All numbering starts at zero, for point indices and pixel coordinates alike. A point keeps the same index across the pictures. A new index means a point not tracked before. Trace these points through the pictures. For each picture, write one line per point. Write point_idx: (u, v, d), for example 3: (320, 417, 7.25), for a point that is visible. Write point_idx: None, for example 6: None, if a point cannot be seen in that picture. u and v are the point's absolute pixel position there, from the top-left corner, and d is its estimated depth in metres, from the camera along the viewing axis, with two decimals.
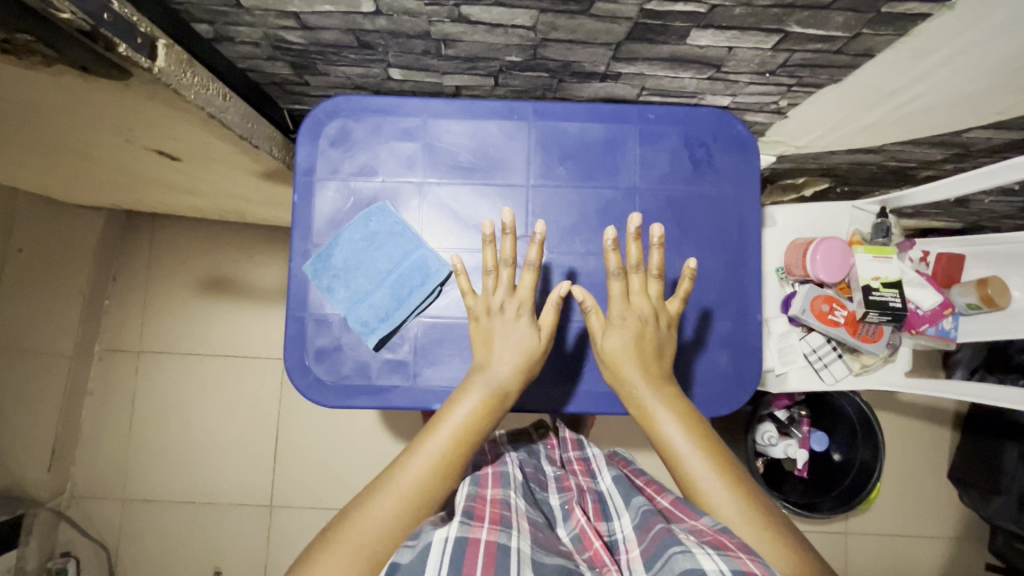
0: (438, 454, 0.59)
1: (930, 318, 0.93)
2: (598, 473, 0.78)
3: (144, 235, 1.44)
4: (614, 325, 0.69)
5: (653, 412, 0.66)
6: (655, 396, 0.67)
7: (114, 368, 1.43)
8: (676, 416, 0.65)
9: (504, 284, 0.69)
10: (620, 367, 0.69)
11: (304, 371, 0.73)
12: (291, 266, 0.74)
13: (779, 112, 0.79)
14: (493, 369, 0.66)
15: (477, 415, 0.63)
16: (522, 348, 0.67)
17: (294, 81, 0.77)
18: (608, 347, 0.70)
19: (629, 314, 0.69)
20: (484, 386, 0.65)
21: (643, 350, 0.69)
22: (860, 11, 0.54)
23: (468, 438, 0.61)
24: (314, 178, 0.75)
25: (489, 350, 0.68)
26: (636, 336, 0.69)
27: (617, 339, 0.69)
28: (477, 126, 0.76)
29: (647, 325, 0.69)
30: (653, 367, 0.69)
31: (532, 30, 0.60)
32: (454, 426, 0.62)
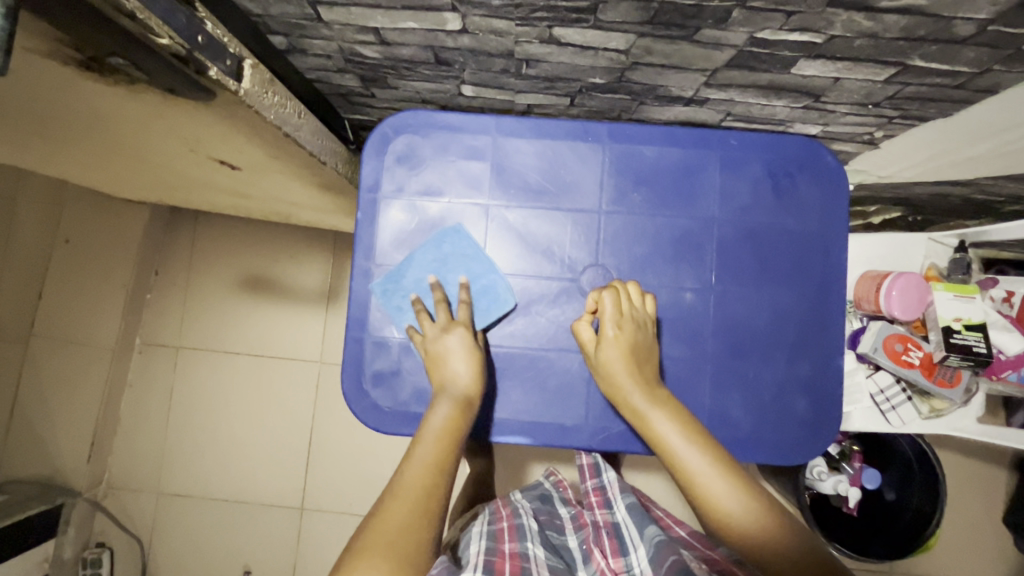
0: (429, 459, 0.59)
1: (1014, 363, 0.87)
2: (612, 501, 0.75)
3: (186, 231, 1.44)
4: (608, 339, 0.65)
5: (651, 416, 0.62)
6: (651, 401, 0.63)
7: (152, 362, 1.43)
8: (671, 414, 0.62)
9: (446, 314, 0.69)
10: (614, 377, 0.64)
11: (361, 395, 0.71)
12: (352, 287, 0.72)
13: (871, 142, 0.74)
14: (453, 385, 0.65)
15: (451, 422, 0.62)
16: (468, 358, 0.66)
17: (359, 93, 0.74)
18: (606, 356, 0.65)
19: (614, 324, 0.65)
20: (453, 396, 0.64)
21: (637, 361, 0.65)
22: (997, 48, 0.49)
23: (450, 442, 0.61)
24: (379, 196, 0.73)
25: (444, 372, 0.66)
26: (630, 346, 0.65)
27: (614, 351, 0.65)
28: (549, 147, 0.73)
29: (632, 331, 0.66)
30: (646, 372, 0.65)
31: (624, 53, 0.57)
32: (432, 432, 0.61)
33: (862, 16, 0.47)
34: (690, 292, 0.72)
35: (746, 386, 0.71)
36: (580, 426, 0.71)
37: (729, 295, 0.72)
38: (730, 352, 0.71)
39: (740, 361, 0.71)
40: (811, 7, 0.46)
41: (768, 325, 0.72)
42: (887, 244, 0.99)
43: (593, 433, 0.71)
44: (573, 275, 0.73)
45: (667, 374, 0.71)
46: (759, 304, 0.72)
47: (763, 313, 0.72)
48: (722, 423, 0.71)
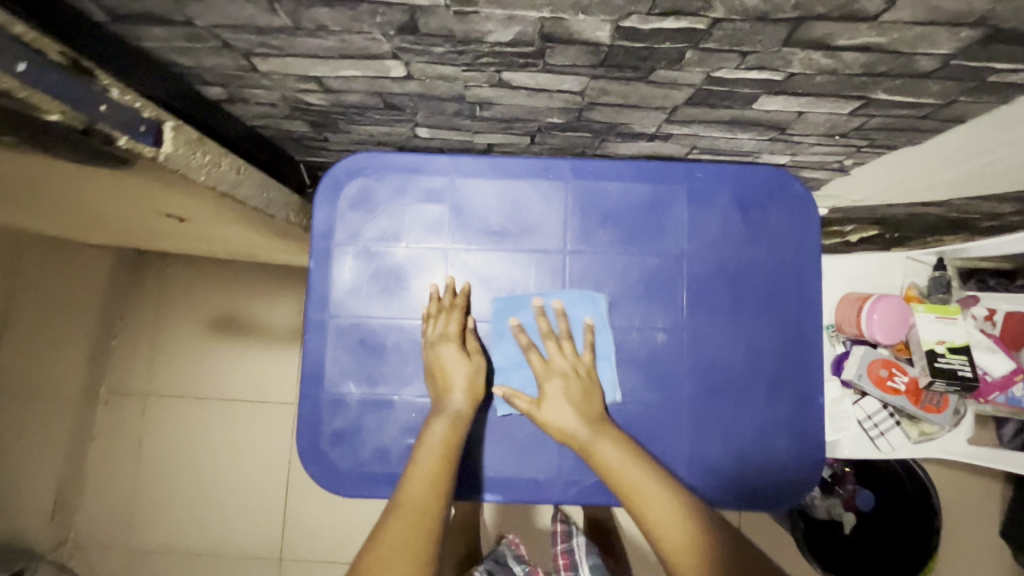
0: (428, 478, 0.59)
1: (1000, 385, 0.85)
2: None
3: (154, 272, 1.39)
4: (554, 374, 0.65)
5: (594, 448, 0.61)
6: (595, 433, 0.62)
7: (119, 411, 1.37)
8: (613, 439, 0.62)
9: (444, 324, 0.67)
10: (554, 411, 0.64)
11: (319, 457, 0.68)
12: (306, 342, 0.69)
13: (842, 170, 0.72)
14: (449, 405, 0.64)
15: (450, 441, 0.62)
16: (466, 375, 0.65)
17: (311, 137, 0.71)
18: (545, 411, 0.64)
19: (552, 377, 0.65)
20: (450, 414, 0.63)
21: (581, 404, 0.64)
22: (962, 80, 0.47)
23: (446, 459, 0.61)
24: (333, 245, 0.70)
25: (443, 387, 0.65)
26: (574, 390, 0.65)
27: (557, 389, 0.65)
28: (511, 186, 0.70)
29: (571, 377, 0.66)
30: (593, 405, 0.64)
31: (580, 95, 0.54)
32: (429, 449, 0.61)
33: (822, 54, 0.44)
34: (662, 332, 0.69)
35: (727, 429, 0.68)
36: (555, 477, 0.68)
37: (703, 334, 0.69)
38: (707, 394, 0.68)
39: (719, 403, 0.68)
40: (767, 48, 0.44)
41: (744, 363, 0.69)
42: (866, 265, 0.97)
43: (568, 486, 0.68)
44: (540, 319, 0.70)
45: (644, 420, 0.68)
46: (735, 342, 0.69)
47: (739, 351, 0.69)
48: (703, 469, 0.67)
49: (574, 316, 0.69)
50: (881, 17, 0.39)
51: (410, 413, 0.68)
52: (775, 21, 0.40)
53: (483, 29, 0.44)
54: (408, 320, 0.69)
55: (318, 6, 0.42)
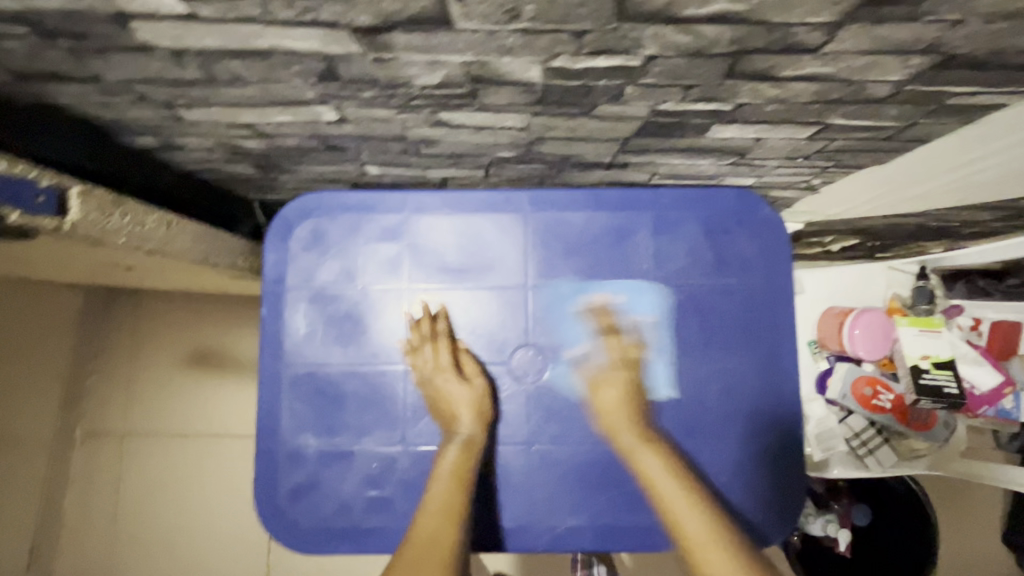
0: (442, 503, 0.57)
1: (989, 399, 0.81)
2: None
3: (128, 307, 1.33)
4: (608, 378, 0.64)
5: (635, 455, 0.59)
6: (638, 438, 0.60)
7: (98, 453, 1.31)
8: (657, 449, 0.59)
9: (439, 355, 0.65)
10: (607, 413, 0.62)
11: (277, 514, 0.65)
12: (261, 394, 0.66)
13: (811, 189, 0.69)
14: (454, 427, 0.62)
15: (459, 466, 0.60)
16: (471, 402, 0.63)
17: (259, 178, 0.68)
18: (602, 397, 0.64)
19: (615, 367, 0.65)
20: (460, 441, 0.62)
21: (634, 401, 0.63)
22: (921, 104, 0.44)
23: (461, 487, 0.59)
24: (286, 289, 0.67)
25: (447, 415, 0.63)
26: (626, 393, 0.63)
27: (613, 395, 0.63)
28: (468, 221, 0.68)
29: (629, 372, 0.65)
30: (641, 408, 0.63)
31: (525, 131, 0.52)
32: (441, 477, 0.60)
33: (768, 85, 0.42)
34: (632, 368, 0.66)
35: (703, 468, 0.65)
36: (526, 524, 0.65)
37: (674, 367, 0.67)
38: (681, 432, 0.66)
39: (693, 441, 0.66)
40: (709, 80, 0.41)
41: (718, 395, 0.67)
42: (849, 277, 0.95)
43: (540, 533, 0.65)
44: (503, 359, 0.67)
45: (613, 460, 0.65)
46: (707, 373, 0.67)
47: (712, 383, 0.67)
48: None
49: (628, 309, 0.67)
50: (824, 49, 0.36)
51: (372, 463, 0.65)
52: (711, 57, 0.38)
53: (408, 73, 0.41)
54: (367, 365, 0.67)
55: (228, 58, 0.40)
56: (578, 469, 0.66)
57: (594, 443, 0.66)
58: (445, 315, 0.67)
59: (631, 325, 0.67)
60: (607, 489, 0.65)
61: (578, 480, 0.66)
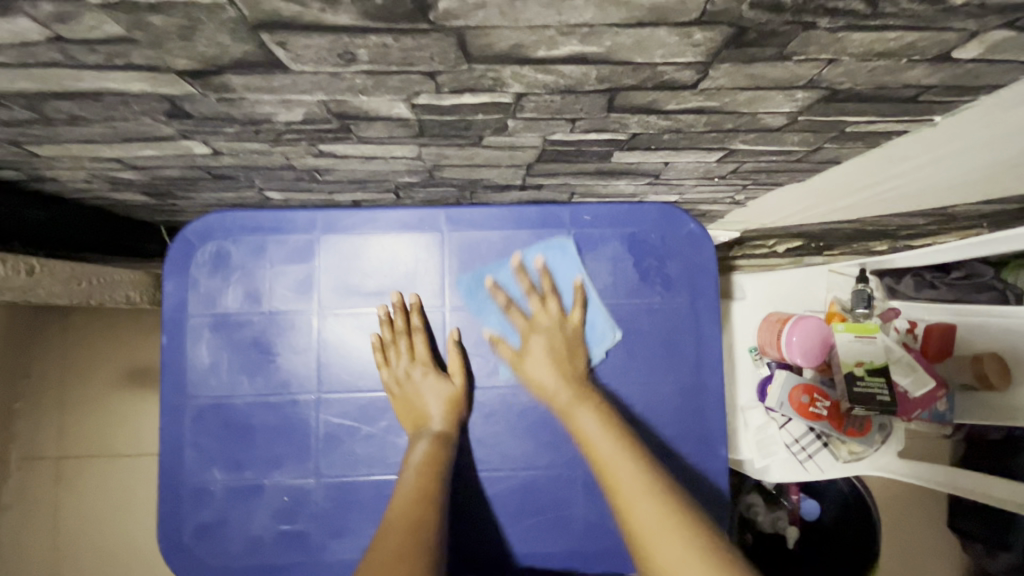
0: (414, 487, 0.56)
1: (921, 403, 0.81)
2: None
3: (59, 323, 1.22)
4: (529, 344, 0.63)
5: (574, 412, 0.58)
6: (575, 398, 0.59)
7: (35, 478, 1.20)
8: (594, 410, 0.57)
9: (408, 351, 0.64)
10: (551, 385, 0.61)
11: (183, 553, 0.62)
12: (163, 429, 0.63)
13: (738, 203, 0.68)
14: (426, 422, 0.61)
15: (430, 459, 0.58)
16: (443, 396, 0.63)
17: (155, 204, 0.64)
18: (528, 369, 0.62)
19: (534, 334, 0.63)
20: (433, 436, 0.61)
21: (562, 363, 0.62)
22: (820, 132, 0.42)
23: (434, 477, 0.57)
24: (187, 316, 0.64)
25: (418, 412, 0.62)
26: (552, 352, 0.62)
27: (539, 353, 0.62)
28: (383, 243, 0.65)
29: (551, 333, 0.63)
30: (576, 369, 0.62)
31: (419, 159, 0.48)
32: (412, 469, 0.58)
33: (656, 117, 0.39)
34: None
35: None
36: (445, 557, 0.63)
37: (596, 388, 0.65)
38: None
39: None
40: (592, 114, 0.38)
41: (642, 415, 0.65)
42: (791, 282, 0.94)
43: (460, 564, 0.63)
44: None
45: (531, 484, 0.64)
46: (630, 393, 0.65)
47: (635, 404, 0.65)
48: (600, 532, 0.64)
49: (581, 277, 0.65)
50: (700, 85, 0.34)
51: (283, 496, 0.63)
52: (585, 93, 0.35)
53: (265, 111, 0.38)
54: (277, 396, 0.64)
55: (52, 98, 0.35)
56: (500, 496, 0.64)
57: (515, 469, 0.64)
58: (419, 306, 0.65)
59: (557, 288, 0.65)
60: (527, 514, 0.64)
61: (497, 507, 0.64)
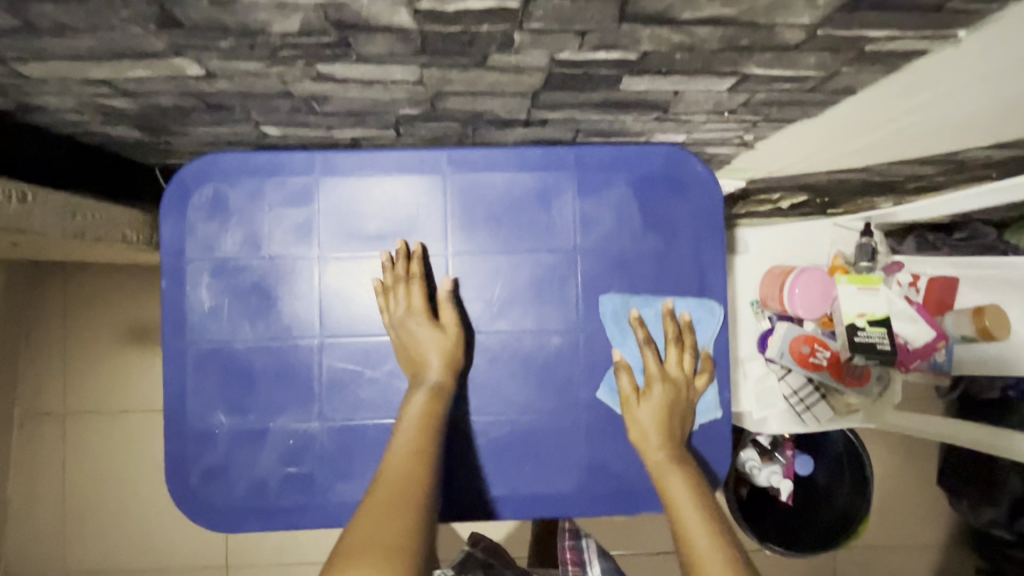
0: (409, 445, 0.55)
1: (921, 354, 0.83)
2: (587, 563, 0.71)
3: (57, 284, 1.21)
4: (649, 394, 0.62)
5: (665, 476, 0.59)
6: (670, 459, 0.60)
7: (41, 434, 1.21)
8: (687, 478, 0.58)
9: (405, 298, 0.62)
10: (651, 440, 0.61)
11: (190, 497, 0.62)
12: (166, 374, 0.62)
13: (746, 145, 0.66)
14: (423, 371, 0.60)
15: (424, 414, 0.58)
16: (441, 346, 0.61)
17: (149, 142, 0.62)
18: (638, 412, 0.62)
19: (661, 382, 0.63)
20: (428, 387, 0.59)
21: (672, 421, 0.62)
22: (839, 51, 0.41)
23: (428, 431, 0.57)
24: (186, 260, 0.63)
25: (415, 362, 0.61)
26: (669, 407, 0.62)
27: (658, 403, 0.62)
28: (381, 187, 0.63)
29: (675, 390, 0.63)
30: (679, 432, 0.62)
31: (421, 84, 0.46)
32: (411, 420, 0.57)
33: (668, 30, 0.38)
34: (557, 336, 0.65)
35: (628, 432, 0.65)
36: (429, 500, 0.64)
37: (600, 334, 0.65)
38: (607, 399, 0.65)
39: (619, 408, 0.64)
40: (603, 24, 0.37)
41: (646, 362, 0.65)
42: (794, 235, 0.94)
43: (459, 507, 0.64)
44: None
45: (536, 428, 0.64)
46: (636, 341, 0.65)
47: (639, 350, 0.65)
48: (604, 474, 0.64)
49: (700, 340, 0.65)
50: None
51: (289, 439, 0.62)
52: None
53: (260, 18, 0.36)
54: (279, 341, 0.63)
55: None
56: (505, 438, 0.64)
57: (519, 412, 0.64)
58: (423, 254, 0.64)
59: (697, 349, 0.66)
60: (531, 457, 0.64)
61: (502, 450, 0.64)
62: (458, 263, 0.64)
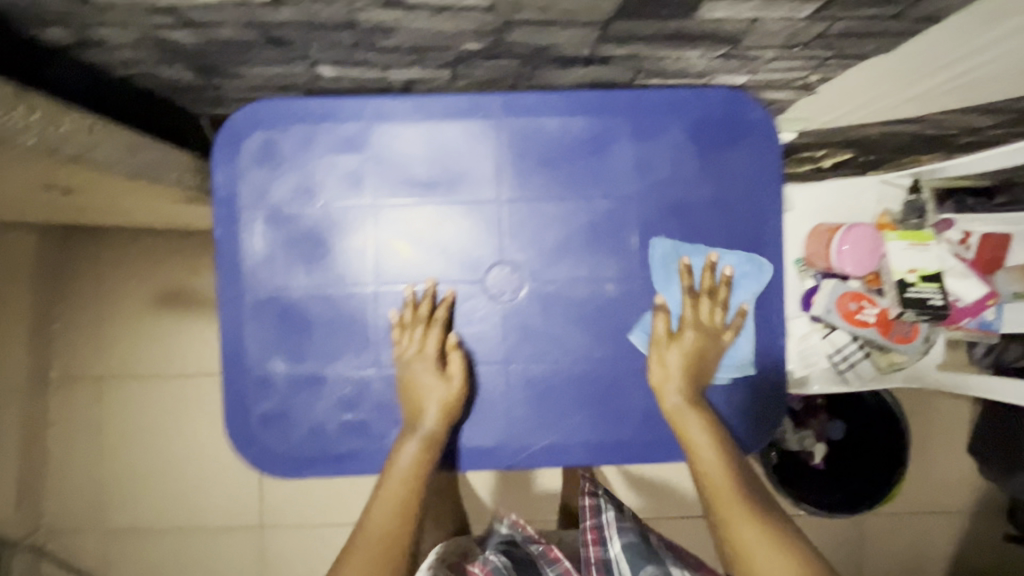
0: (394, 500, 0.59)
1: (971, 310, 0.82)
2: (608, 540, 0.69)
3: (86, 248, 1.20)
4: (676, 340, 0.63)
5: (686, 423, 0.61)
6: (692, 406, 0.61)
7: (76, 396, 1.23)
8: (707, 424, 0.61)
9: (420, 337, 0.62)
10: (672, 389, 0.62)
11: (250, 442, 0.63)
12: (222, 321, 0.62)
13: (806, 87, 0.65)
14: (420, 419, 0.60)
15: (417, 465, 0.59)
16: (441, 399, 0.61)
17: (200, 86, 0.61)
18: (667, 355, 0.63)
19: (691, 329, 0.63)
20: (422, 437, 0.60)
21: (696, 370, 0.63)
22: None
23: (416, 484, 0.59)
24: (239, 208, 0.62)
25: (414, 405, 0.61)
26: (696, 355, 0.63)
27: (685, 351, 0.62)
28: (433, 131, 0.62)
29: (704, 340, 0.64)
30: (701, 381, 0.63)
31: (492, 9, 0.45)
32: (400, 472, 0.59)
33: None
34: (612, 283, 0.64)
35: None
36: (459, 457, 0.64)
37: (656, 282, 0.64)
38: (662, 346, 0.64)
39: None
40: None
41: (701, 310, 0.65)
42: (838, 192, 0.92)
43: (515, 452, 0.64)
44: (477, 277, 0.64)
45: (590, 375, 0.64)
46: (691, 289, 0.64)
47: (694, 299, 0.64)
48: (658, 422, 0.65)
49: (735, 292, 0.65)
50: None
51: (345, 387, 0.63)
52: None
53: None
54: (333, 288, 0.63)
55: None
56: (559, 386, 0.64)
57: (573, 360, 0.64)
58: (451, 300, 0.64)
59: (736, 301, 0.66)
60: (583, 407, 0.64)
61: (555, 397, 0.64)
62: (512, 211, 0.63)
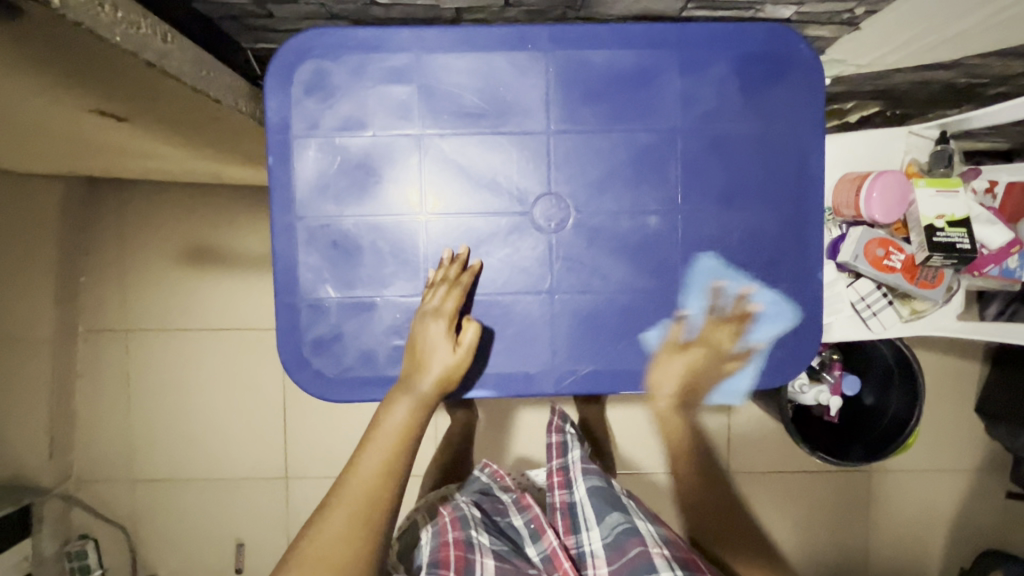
0: (382, 458, 0.58)
1: (995, 257, 0.84)
2: (573, 482, 0.72)
3: (111, 202, 1.19)
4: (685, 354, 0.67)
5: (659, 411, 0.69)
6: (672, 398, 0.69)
7: (102, 351, 1.22)
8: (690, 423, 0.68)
9: (439, 296, 0.62)
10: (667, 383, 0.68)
11: (303, 364, 0.65)
12: (275, 246, 0.64)
13: (849, 22, 0.67)
14: (422, 378, 0.61)
15: (410, 425, 0.60)
16: (448, 362, 0.61)
17: (252, 15, 0.62)
18: (671, 360, 0.67)
19: (702, 345, 0.67)
20: (419, 398, 0.60)
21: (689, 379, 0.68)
22: None
23: (405, 444, 0.59)
24: (291, 137, 0.63)
25: (419, 364, 0.61)
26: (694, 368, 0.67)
27: (682, 363, 0.67)
28: (482, 61, 0.63)
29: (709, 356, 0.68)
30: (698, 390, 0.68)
31: None
32: (393, 430, 0.59)
33: None
34: (655, 216, 0.65)
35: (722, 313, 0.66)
36: (503, 384, 0.66)
37: (699, 215, 0.66)
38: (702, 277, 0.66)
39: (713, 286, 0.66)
40: None
41: (741, 243, 0.66)
42: (867, 143, 0.91)
43: (556, 378, 0.66)
44: (524, 208, 0.65)
45: (631, 305, 0.66)
46: (731, 221, 0.66)
47: (735, 231, 0.66)
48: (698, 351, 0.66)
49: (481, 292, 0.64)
50: None
51: (394, 313, 0.65)
52: None
53: None
54: (383, 217, 0.64)
55: None
56: (602, 315, 0.66)
57: (615, 290, 0.66)
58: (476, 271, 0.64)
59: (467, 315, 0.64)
60: (624, 336, 0.66)
61: (597, 325, 0.66)
62: (559, 143, 0.64)
